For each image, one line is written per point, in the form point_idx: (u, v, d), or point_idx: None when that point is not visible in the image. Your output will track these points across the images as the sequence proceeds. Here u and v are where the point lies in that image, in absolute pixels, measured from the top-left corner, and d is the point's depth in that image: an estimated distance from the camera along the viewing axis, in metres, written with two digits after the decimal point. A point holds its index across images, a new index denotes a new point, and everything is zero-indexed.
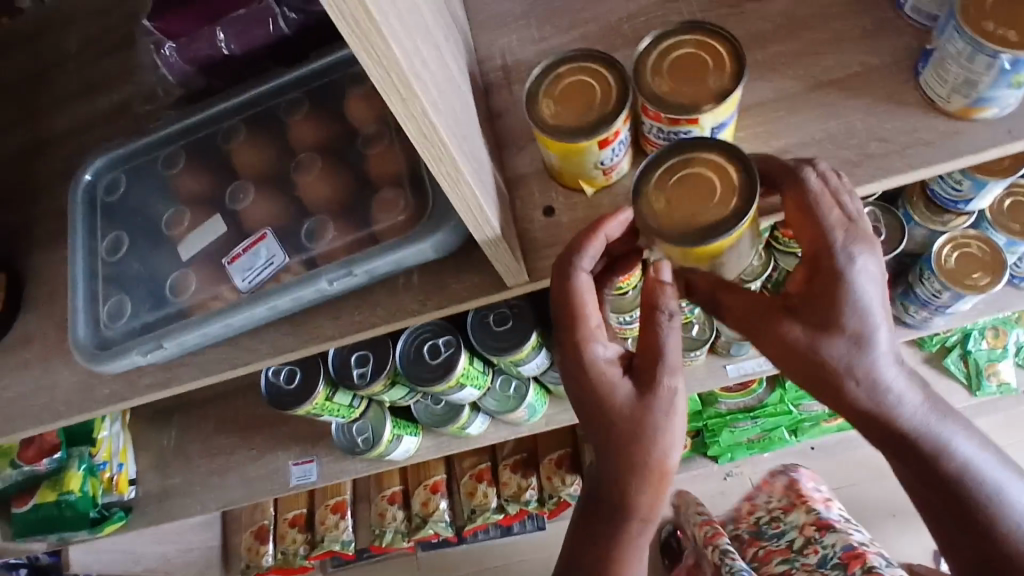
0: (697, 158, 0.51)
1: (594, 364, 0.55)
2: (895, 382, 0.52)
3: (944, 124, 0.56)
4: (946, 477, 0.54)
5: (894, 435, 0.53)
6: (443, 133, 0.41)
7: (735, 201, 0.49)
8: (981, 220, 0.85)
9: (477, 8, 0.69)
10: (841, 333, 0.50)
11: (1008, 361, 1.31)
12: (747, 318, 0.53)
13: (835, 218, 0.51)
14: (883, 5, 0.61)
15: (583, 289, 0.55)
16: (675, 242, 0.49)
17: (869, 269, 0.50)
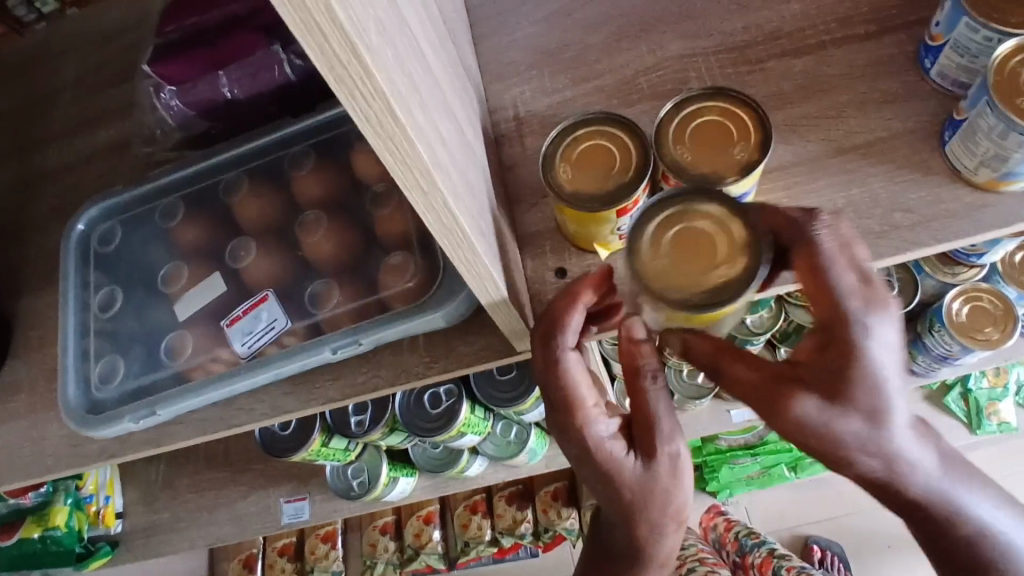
0: (696, 209, 0.47)
1: (597, 446, 0.50)
2: (910, 453, 0.46)
3: (970, 195, 0.55)
4: (939, 521, 0.52)
5: (898, 493, 0.50)
6: (463, 221, 0.38)
7: (742, 260, 0.45)
8: (993, 273, 0.84)
9: (489, 55, 0.67)
10: (857, 413, 0.44)
11: (1008, 400, 1.30)
12: (758, 393, 0.47)
13: (850, 283, 0.43)
14: (906, 68, 0.59)
15: (573, 368, 0.50)
16: (677, 306, 0.45)
17: (887, 343, 0.43)
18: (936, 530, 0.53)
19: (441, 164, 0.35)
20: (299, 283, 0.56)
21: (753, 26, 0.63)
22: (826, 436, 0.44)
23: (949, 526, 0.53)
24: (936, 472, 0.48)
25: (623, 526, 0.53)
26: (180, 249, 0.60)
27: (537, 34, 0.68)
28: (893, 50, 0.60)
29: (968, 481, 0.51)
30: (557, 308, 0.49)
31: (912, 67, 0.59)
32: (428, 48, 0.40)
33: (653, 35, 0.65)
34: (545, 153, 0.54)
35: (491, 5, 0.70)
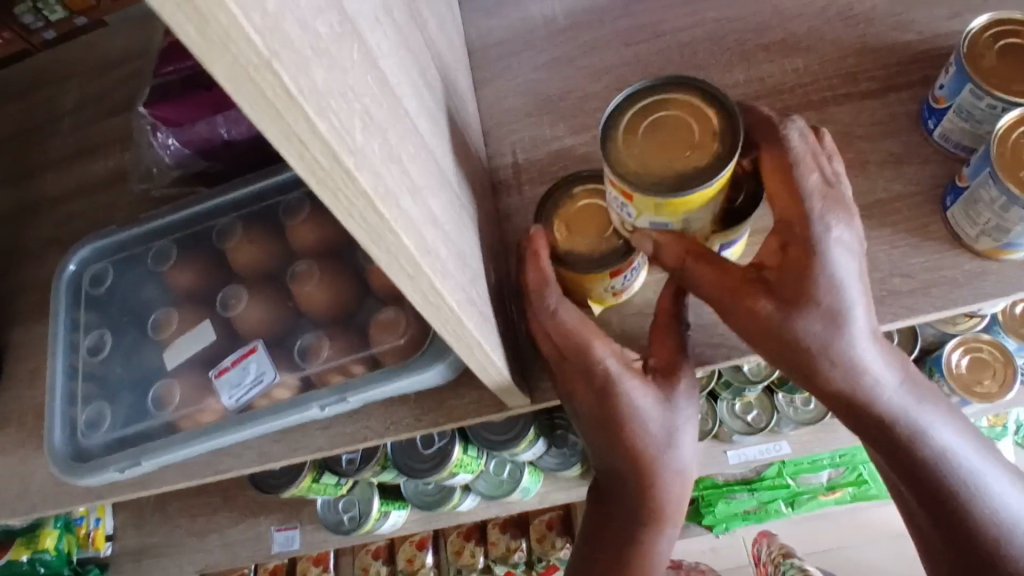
0: (671, 103, 0.45)
1: (609, 385, 0.49)
2: (876, 365, 0.45)
3: (970, 262, 0.54)
4: (927, 473, 0.48)
5: (871, 423, 0.47)
6: (451, 298, 0.37)
7: (717, 145, 0.42)
8: (993, 323, 0.83)
9: (490, 100, 0.67)
10: (819, 309, 0.43)
11: (1008, 440, 1.28)
12: (724, 296, 0.45)
13: (814, 182, 0.44)
14: (910, 129, 0.59)
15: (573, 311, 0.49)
16: (649, 189, 0.41)
17: (845, 241, 0.43)
18: (927, 490, 0.48)
19: (430, 245, 0.35)
20: (290, 333, 0.56)
21: (756, 79, 0.63)
22: (790, 330, 0.43)
23: (940, 484, 0.48)
24: (903, 393, 0.46)
25: (632, 475, 0.51)
26: (173, 293, 0.60)
27: (538, 79, 0.68)
28: (895, 109, 0.60)
29: (948, 422, 0.48)
30: (532, 267, 0.50)
31: (915, 127, 0.59)
32: (421, 119, 0.39)
33: None
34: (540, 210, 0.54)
35: (494, 49, 0.70)
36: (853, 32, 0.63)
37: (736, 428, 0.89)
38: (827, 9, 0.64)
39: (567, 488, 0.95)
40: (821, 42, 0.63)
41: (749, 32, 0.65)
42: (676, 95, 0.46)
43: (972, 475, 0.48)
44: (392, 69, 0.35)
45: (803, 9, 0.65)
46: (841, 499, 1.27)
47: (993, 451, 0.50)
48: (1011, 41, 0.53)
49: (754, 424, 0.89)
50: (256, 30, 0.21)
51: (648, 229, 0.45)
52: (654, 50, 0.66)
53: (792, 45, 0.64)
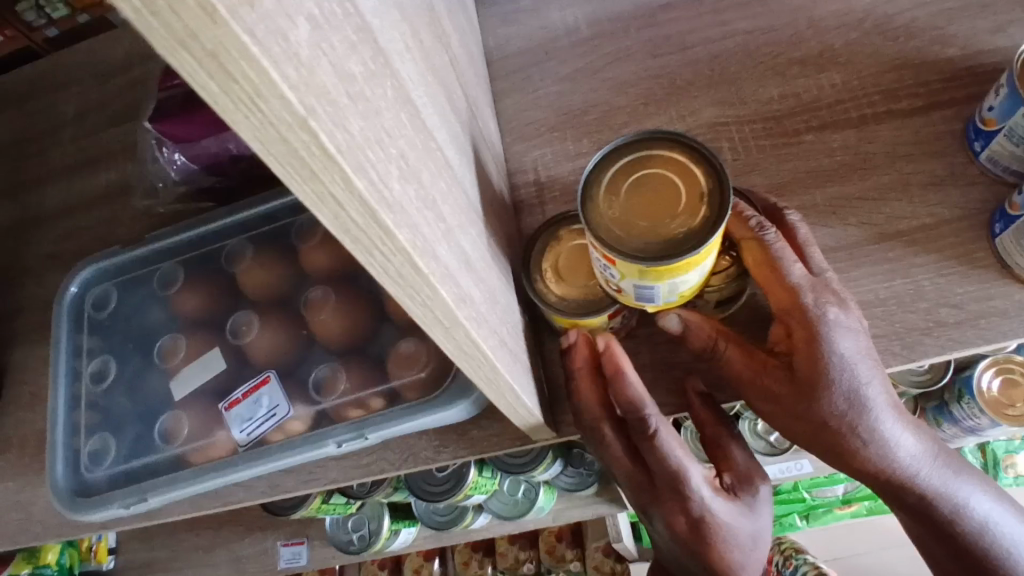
0: (655, 157, 0.41)
1: (705, 510, 0.46)
2: (902, 445, 0.46)
3: (1021, 293, 0.51)
4: (959, 540, 0.49)
5: (905, 497, 0.48)
6: (486, 346, 0.34)
7: (704, 209, 0.38)
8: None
9: (510, 114, 0.65)
10: (841, 395, 0.43)
11: None
12: (754, 386, 0.45)
13: (801, 274, 0.44)
14: (955, 150, 0.56)
15: (671, 438, 0.47)
16: (633, 254, 0.37)
17: (846, 324, 0.44)
18: (962, 551, 0.49)
19: (466, 291, 0.32)
20: (302, 362, 0.53)
21: (790, 95, 0.61)
22: (817, 419, 0.44)
23: (979, 552, 0.49)
24: (931, 466, 0.47)
25: None
26: (180, 318, 0.57)
27: (561, 94, 0.65)
28: (936, 129, 0.57)
29: (974, 487, 0.49)
30: (617, 385, 0.47)
31: (959, 149, 0.56)
32: (450, 148, 0.37)
33: (683, 100, 0.63)
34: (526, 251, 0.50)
35: (514, 61, 0.68)
36: (891, 46, 0.60)
37: (759, 448, 0.87)
38: (864, 21, 0.62)
39: (583, 507, 0.92)
40: (858, 57, 0.61)
41: (782, 45, 0.62)
42: (663, 150, 0.41)
43: (1004, 539, 0.49)
44: (421, 98, 0.33)
45: (838, 21, 0.62)
46: (859, 513, 1.25)
47: (1004, 501, 0.51)
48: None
49: (775, 444, 0.87)
50: (289, 84, 0.18)
51: (633, 290, 0.41)
52: (683, 62, 0.64)
53: (828, 59, 0.61)
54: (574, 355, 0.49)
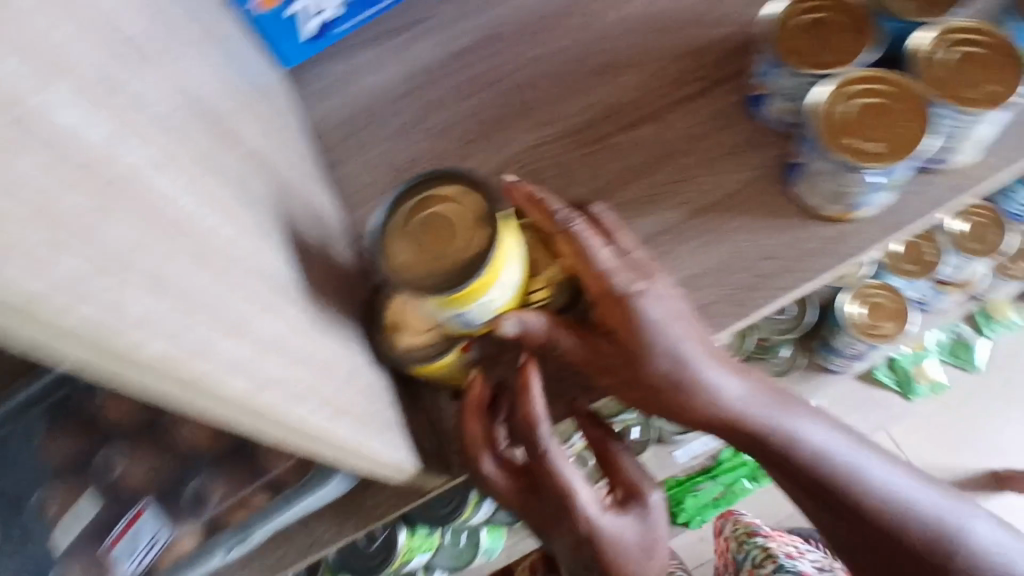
0: (434, 196, 0.44)
1: (591, 525, 0.53)
2: (728, 388, 0.52)
3: (825, 230, 0.57)
4: (809, 471, 0.54)
5: (748, 437, 0.53)
6: (317, 420, 0.35)
7: (483, 231, 0.42)
8: (879, 269, 0.86)
9: (344, 181, 0.67)
10: (661, 357, 0.50)
11: (932, 359, 1.38)
12: (592, 365, 0.50)
13: (610, 258, 0.48)
14: (744, 118, 0.61)
15: (561, 463, 0.52)
16: (426, 291, 0.41)
17: (657, 296, 0.48)
18: (815, 481, 0.54)
19: (278, 377, 0.33)
20: (180, 479, 0.53)
21: (592, 103, 0.65)
22: (649, 374, 0.50)
23: (828, 477, 0.54)
24: (761, 403, 0.54)
25: None
26: (43, 468, 0.53)
27: (387, 150, 0.67)
28: (727, 102, 0.62)
29: (812, 420, 0.55)
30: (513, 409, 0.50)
31: (748, 116, 0.61)
32: (244, 241, 0.38)
33: (500, 130, 0.65)
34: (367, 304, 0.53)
35: (337, 129, 0.69)
36: (673, 38, 0.65)
37: (676, 430, 0.90)
38: (643, 22, 0.67)
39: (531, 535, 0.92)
40: (644, 55, 0.65)
41: (576, 59, 0.67)
42: (440, 187, 0.44)
43: (849, 463, 0.55)
44: (192, 205, 0.34)
45: (620, 26, 0.67)
46: None
47: (848, 430, 0.57)
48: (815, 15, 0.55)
49: None
50: None
51: (453, 317, 0.45)
52: (492, 96, 0.67)
53: (618, 64, 0.66)
54: (473, 390, 0.52)
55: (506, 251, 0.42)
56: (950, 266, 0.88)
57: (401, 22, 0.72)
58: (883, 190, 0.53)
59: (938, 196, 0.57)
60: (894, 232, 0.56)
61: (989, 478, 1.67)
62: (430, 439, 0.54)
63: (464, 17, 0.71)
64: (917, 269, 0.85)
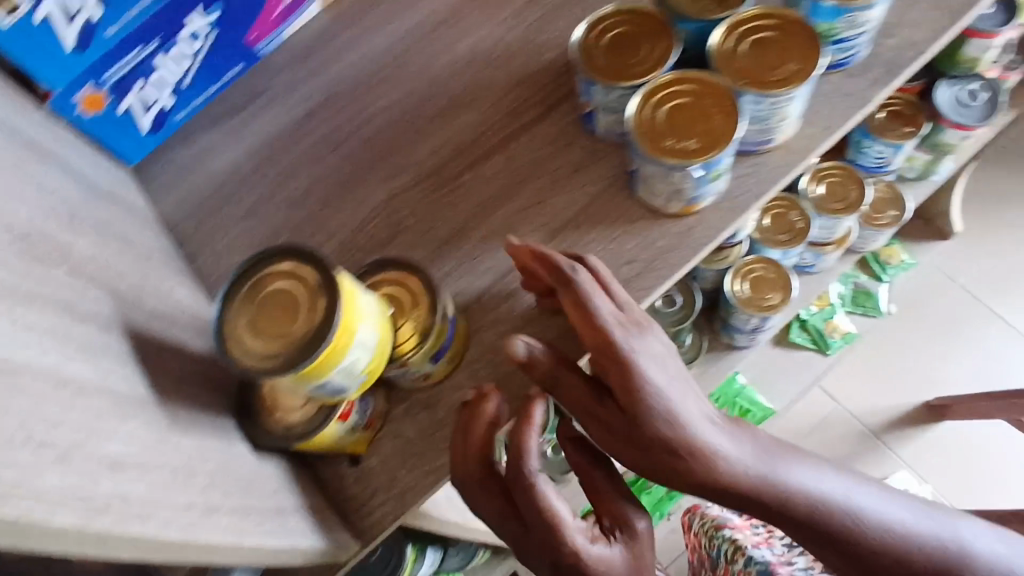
0: (270, 276, 0.45)
1: (576, 550, 0.49)
2: (722, 448, 0.51)
3: (673, 226, 0.60)
4: (812, 519, 0.53)
5: (751, 497, 0.52)
6: (171, 531, 0.37)
7: (320, 303, 0.42)
8: (754, 244, 0.91)
9: (210, 268, 0.66)
10: (655, 406, 0.49)
11: (841, 313, 1.44)
12: (583, 410, 0.51)
13: (610, 309, 0.52)
14: (581, 136, 0.64)
15: (546, 487, 0.51)
16: (275, 373, 0.41)
17: (650, 348, 0.51)
18: (821, 529, 0.54)
19: (112, 499, 0.35)
20: None
21: (438, 147, 0.66)
22: (651, 443, 0.49)
23: (832, 524, 0.54)
24: (759, 456, 0.53)
25: None
26: None
27: (247, 229, 0.67)
28: (562, 124, 0.65)
29: (805, 467, 0.55)
30: (520, 430, 0.52)
31: (584, 133, 0.64)
32: (70, 365, 0.38)
33: (354, 188, 0.66)
34: (239, 397, 0.53)
35: (194, 218, 0.69)
36: (501, 72, 0.69)
37: None
38: (472, 61, 0.70)
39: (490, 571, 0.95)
40: (478, 92, 0.68)
41: (415, 107, 0.69)
42: (274, 265, 0.45)
43: (852, 504, 0.55)
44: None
45: (452, 69, 0.70)
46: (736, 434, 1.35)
47: (839, 468, 0.57)
48: (613, 34, 0.58)
49: None
50: None
51: (318, 392, 0.45)
52: (341, 157, 0.68)
53: (456, 104, 0.68)
54: (484, 405, 0.53)
55: (350, 317, 0.42)
56: (817, 227, 0.94)
57: (242, 101, 0.73)
58: (711, 182, 0.55)
59: (773, 174, 0.60)
60: (739, 214, 0.59)
61: (924, 410, 1.74)
62: (332, 513, 0.54)
63: (303, 86, 0.73)
64: (787, 238, 0.89)
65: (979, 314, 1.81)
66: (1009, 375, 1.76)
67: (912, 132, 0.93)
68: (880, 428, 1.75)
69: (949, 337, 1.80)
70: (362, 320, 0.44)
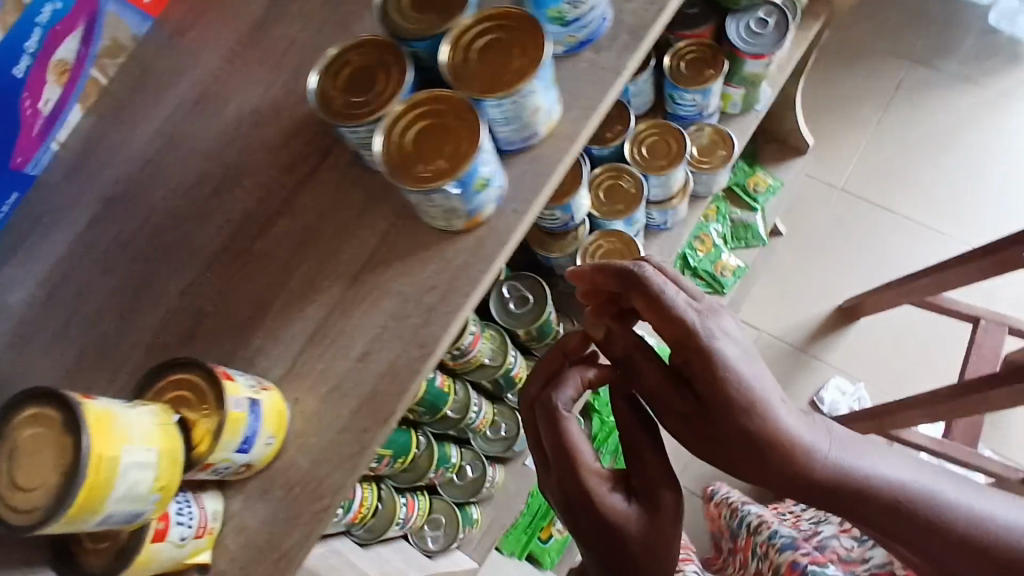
0: (20, 425, 0.43)
1: (596, 485, 0.67)
2: (800, 427, 0.62)
3: (465, 241, 0.58)
4: (905, 509, 0.62)
5: (835, 484, 0.62)
6: None
7: (67, 440, 0.41)
8: (593, 220, 0.92)
9: None
10: (739, 390, 0.60)
11: (727, 252, 1.49)
12: (665, 395, 0.64)
13: (686, 301, 0.61)
14: (361, 176, 0.63)
15: (576, 432, 0.69)
16: (36, 525, 0.40)
17: (727, 332, 0.61)
18: (908, 514, 0.62)
19: None
20: None
21: (223, 223, 0.64)
22: (734, 433, 0.61)
23: (921, 512, 0.62)
24: (837, 447, 0.63)
25: (607, 555, 0.66)
26: None
27: (47, 357, 0.63)
28: (340, 167, 0.64)
29: (888, 461, 0.64)
30: (563, 382, 0.72)
31: (363, 172, 0.63)
32: None
33: (148, 286, 0.64)
34: (54, 545, 0.51)
35: None
36: (272, 129, 0.67)
37: (498, 453, 0.91)
38: (240, 126, 0.67)
39: None
40: (253, 156, 0.66)
41: (193, 188, 0.66)
42: (23, 413, 0.44)
43: (940, 494, 0.62)
44: None
45: (222, 139, 0.67)
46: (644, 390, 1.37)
47: (930, 466, 0.66)
48: (347, 73, 0.57)
49: (507, 436, 0.91)
50: None
51: (111, 524, 0.44)
52: (129, 257, 0.65)
53: (233, 174, 0.66)
54: (569, 341, 0.75)
55: (102, 443, 0.42)
56: (653, 187, 0.95)
57: (20, 228, 0.66)
58: (479, 192, 0.54)
59: (549, 162, 0.59)
60: (525, 211, 0.58)
61: (836, 315, 1.80)
62: None
63: (76, 193, 0.67)
64: (624, 207, 0.92)
65: (865, 210, 1.88)
66: (903, 261, 1.84)
67: (714, 74, 0.95)
68: (802, 342, 1.80)
69: (841, 240, 1.87)
70: (126, 440, 0.43)
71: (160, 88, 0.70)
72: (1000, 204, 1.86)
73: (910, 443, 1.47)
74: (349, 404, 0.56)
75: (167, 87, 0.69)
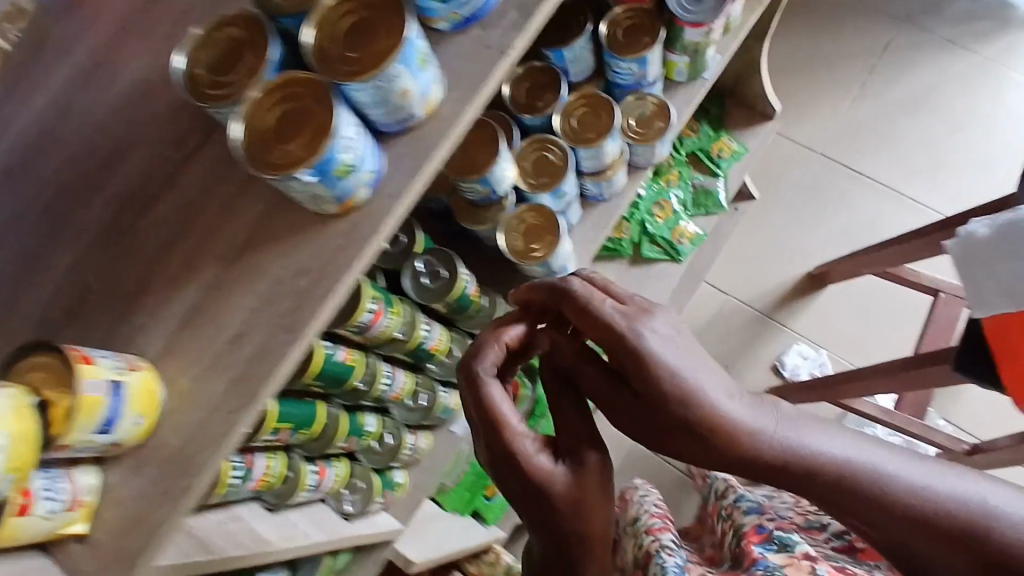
0: None
1: (524, 452, 0.61)
2: (746, 415, 0.59)
3: (339, 224, 0.58)
4: (868, 494, 0.56)
5: (787, 471, 0.58)
6: None
7: None
8: (520, 192, 0.92)
9: None
10: (671, 381, 0.58)
11: (685, 219, 1.46)
12: (605, 394, 0.64)
13: (617, 306, 0.62)
14: None
15: (496, 395, 0.64)
16: None
17: (658, 330, 0.60)
18: (872, 500, 0.56)
19: None
20: None
21: (110, 197, 0.63)
22: (669, 419, 0.59)
23: (889, 496, 0.56)
24: (789, 430, 0.59)
25: (542, 526, 0.62)
26: None
27: None
28: (225, 144, 0.63)
29: (854, 445, 0.59)
30: (489, 346, 0.67)
31: None
32: None
33: (37, 260, 0.63)
34: None
35: None
36: (161, 101, 0.65)
37: (413, 421, 0.93)
38: (130, 96, 0.66)
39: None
40: (141, 128, 0.65)
41: (81, 160, 0.65)
42: None
43: (910, 480, 0.56)
44: None
45: (112, 109, 0.66)
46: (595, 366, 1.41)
47: (905, 453, 0.59)
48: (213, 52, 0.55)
49: (425, 406, 0.93)
50: None
51: None
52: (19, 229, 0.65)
53: (121, 147, 0.64)
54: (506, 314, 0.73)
55: None
56: (584, 159, 0.94)
57: None
58: (344, 177, 0.53)
59: (427, 144, 0.58)
60: (401, 195, 0.57)
61: (805, 281, 1.78)
62: None
63: None
64: (548, 180, 0.91)
65: (842, 176, 1.85)
66: (878, 228, 1.81)
67: (651, 41, 0.92)
68: (770, 308, 1.78)
69: (817, 206, 1.84)
70: None
71: (54, 54, 0.68)
72: (982, 173, 1.82)
73: (860, 412, 1.49)
74: (220, 384, 0.56)
75: (61, 52, 0.67)
